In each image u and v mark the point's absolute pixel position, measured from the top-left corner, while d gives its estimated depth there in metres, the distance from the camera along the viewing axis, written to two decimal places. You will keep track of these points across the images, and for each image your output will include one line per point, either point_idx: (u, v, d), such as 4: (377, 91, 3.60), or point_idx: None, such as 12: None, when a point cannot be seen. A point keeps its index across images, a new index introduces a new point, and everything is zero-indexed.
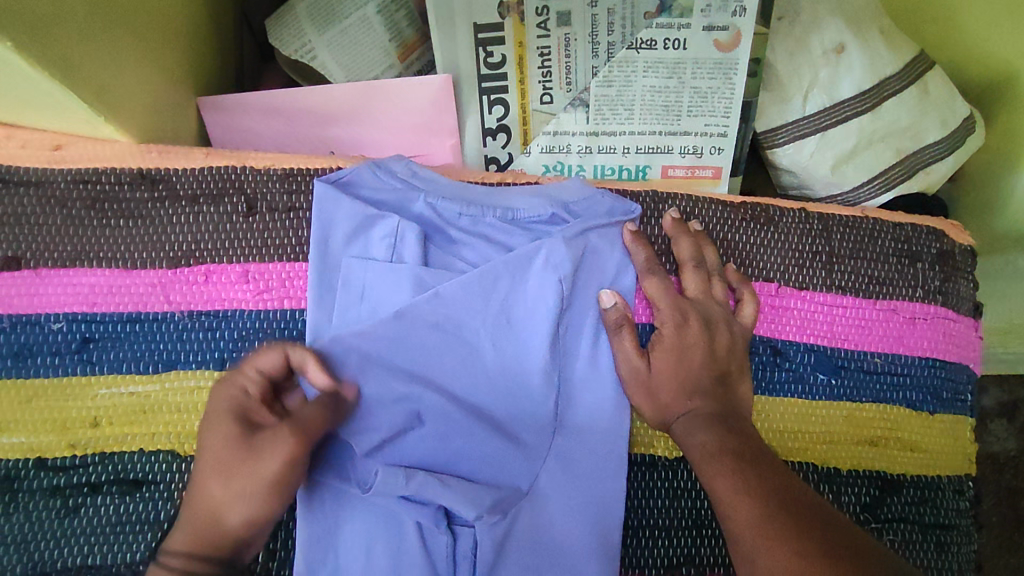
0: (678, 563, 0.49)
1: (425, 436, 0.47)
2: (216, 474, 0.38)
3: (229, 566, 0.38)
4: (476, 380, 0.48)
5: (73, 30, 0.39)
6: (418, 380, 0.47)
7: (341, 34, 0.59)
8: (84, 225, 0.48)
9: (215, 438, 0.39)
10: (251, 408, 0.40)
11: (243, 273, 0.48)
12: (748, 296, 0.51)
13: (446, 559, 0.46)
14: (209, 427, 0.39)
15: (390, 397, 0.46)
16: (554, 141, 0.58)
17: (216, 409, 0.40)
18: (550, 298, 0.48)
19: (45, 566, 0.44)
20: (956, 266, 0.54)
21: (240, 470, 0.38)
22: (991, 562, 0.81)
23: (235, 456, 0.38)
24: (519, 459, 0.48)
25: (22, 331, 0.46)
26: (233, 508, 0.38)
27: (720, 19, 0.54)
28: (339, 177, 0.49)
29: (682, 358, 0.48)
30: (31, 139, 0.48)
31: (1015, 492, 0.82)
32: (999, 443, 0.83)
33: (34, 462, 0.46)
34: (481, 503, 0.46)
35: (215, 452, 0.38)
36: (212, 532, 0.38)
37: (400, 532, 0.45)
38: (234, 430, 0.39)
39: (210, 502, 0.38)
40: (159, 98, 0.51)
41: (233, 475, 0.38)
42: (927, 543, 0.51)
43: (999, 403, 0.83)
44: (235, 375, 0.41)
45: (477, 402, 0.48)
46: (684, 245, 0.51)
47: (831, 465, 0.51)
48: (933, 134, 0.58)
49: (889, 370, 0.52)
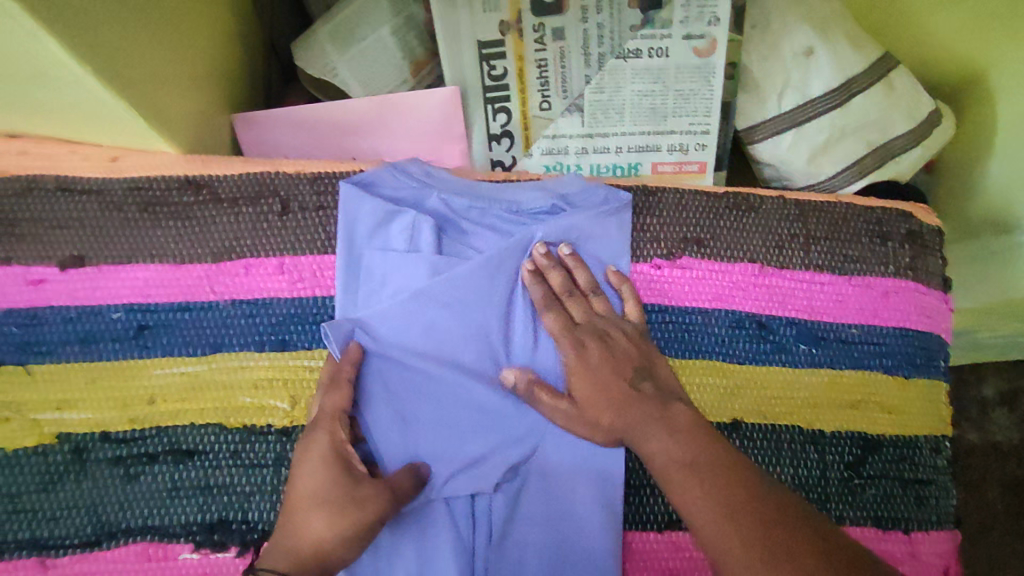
0: (677, 518, 0.54)
1: (442, 411, 0.53)
2: (314, 510, 0.43)
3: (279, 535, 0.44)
4: (484, 359, 0.53)
5: (134, 56, 0.46)
6: (434, 358, 0.53)
7: (359, 54, 0.66)
8: (140, 227, 0.54)
9: (315, 478, 0.45)
10: (348, 458, 0.46)
11: (279, 266, 0.54)
12: (629, 296, 0.54)
13: (466, 518, 0.52)
14: (308, 467, 0.45)
15: (409, 373, 0.53)
16: (553, 143, 0.64)
17: (315, 454, 0.46)
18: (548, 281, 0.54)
19: (112, 526, 0.50)
20: (925, 244, 0.59)
21: (338, 508, 0.43)
22: (999, 547, 0.85)
23: (338, 499, 0.44)
24: (525, 425, 0.53)
25: (87, 320, 0.52)
26: (330, 543, 0.43)
27: (697, 28, 0.60)
28: (362, 178, 0.55)
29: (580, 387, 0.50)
30: (92, 153, 0.55)
31: (1017, 478, 0.86)
32: (1001, 430, 0.87)
33: (99, 435, 0.51)
34: (495, 476, 0.52)
35: (317, 490, 0.44)
36: (309, 560, 0.42)
37: (429, 510, 0.51)
38: (337, 470, 0.45)
39: (310, 537, 0.43)
40: (200, 114, 0.57)
41: (336, 513, 0.43)
42: (908, 497, 0.56)
43: (999, 391, 0.88)
44: (329, 426, 0.47)
45: (487, 376, 0.53)
46: (580, 275, 0.54)
47: (816, 427, 0.56)
48: (900, 126, 0.63)
49: (866, 340, 0.57)
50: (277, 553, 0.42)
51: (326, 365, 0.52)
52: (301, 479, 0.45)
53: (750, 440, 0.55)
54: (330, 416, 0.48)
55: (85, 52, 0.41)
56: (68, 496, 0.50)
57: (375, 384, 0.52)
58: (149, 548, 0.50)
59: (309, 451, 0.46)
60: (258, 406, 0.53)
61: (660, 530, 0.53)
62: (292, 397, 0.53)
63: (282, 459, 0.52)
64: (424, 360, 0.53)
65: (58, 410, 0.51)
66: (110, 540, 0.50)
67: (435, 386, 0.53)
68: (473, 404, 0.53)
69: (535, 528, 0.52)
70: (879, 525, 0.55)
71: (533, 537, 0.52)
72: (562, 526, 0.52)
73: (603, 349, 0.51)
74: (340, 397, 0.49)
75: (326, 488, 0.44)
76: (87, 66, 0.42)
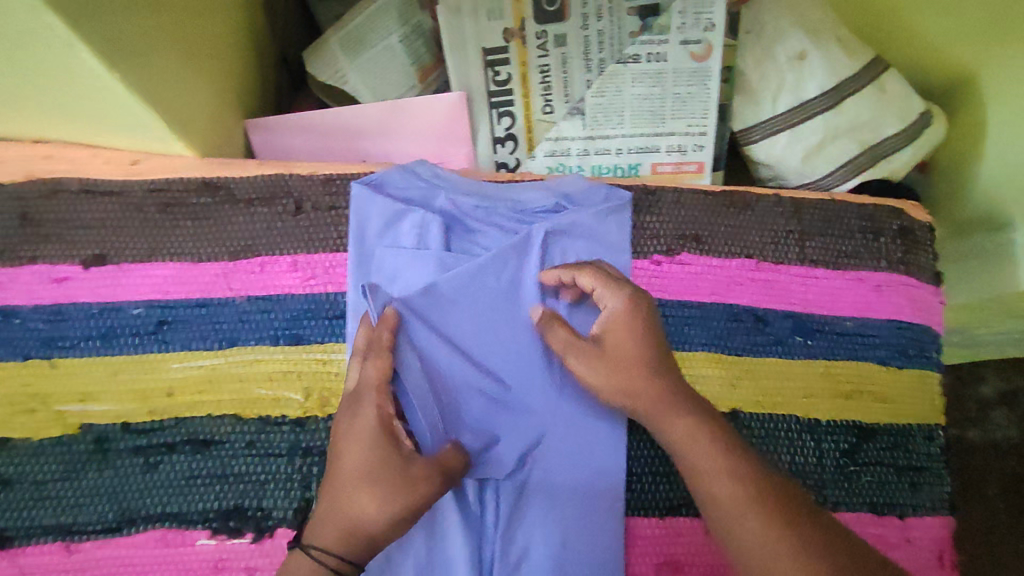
0: (678, 504, 0.55)
1: (467, 395, 0.55)
2: (363, 487, 0.44)
3: (330, 509, 0.45)
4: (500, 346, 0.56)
5: (157, 63, 0.49)
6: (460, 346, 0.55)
7: (369, 61, 0.68)
8: (159, 226, 0.57)
9: (363, 454, 0.45)
10: (395, 432, 0.47)
11: (292, 263, 0.57)
12: None
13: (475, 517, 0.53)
14: (353, 442, 0.46)
15: (439, 355, 0.54)
16: (556, 145, 0.66)
17: (362, 426, 0.46)
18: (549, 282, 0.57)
19: (133, 513, 0.52)
20: (916, 240, 0.61)
21: (387, 487, 0.44)
22: (1001, 546, 0.86)
23: (389, 480, 0.45)
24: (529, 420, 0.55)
25: (109, 316, 0.55)
26: (378, 522, 0.44)
27: (694, 34, 0.63)
28: (372, 178, 0.58)
29: (602, 353, 0.50)
30: (114, 157, 0.57)
31: (1018, 478, 0.87)
32: (1001, 430, 0.88)
33: (121, 426, 0.53)
34: (507, 464, 0.54)
35: (366, 464, 0.45)
36: (357, 536, 0.44)
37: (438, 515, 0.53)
38: (386, 446, 0.46)
39: (359, 514, 0.44)
40: (216, 119, 0.60)
41: (385, 493, 0.44)
42: (901, 483, 0.57)
43: (999, 391, 0.89)
44: (374, 399, 0.47)
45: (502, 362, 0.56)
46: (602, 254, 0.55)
47: (812, 416, 0.57)
48: (892, 127, 0.65)
49: (860, 332, 0.59)
50: (329, 529, 0.44)
51: (359, 332, 0.52)
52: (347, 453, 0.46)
53: (748, 429, 0.57)
54: (372, 382, 0.48)
55: (110, 56, 0.43)
56: (91, 484, 0.52)
57: (410, 359, 0.52)
58: (168, 534, 0.52)
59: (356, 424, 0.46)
60: (272, 398, 0.55)
61: (661, 515, 0.55)
62: (305, 389, 0.55)
63: (296, 448, 0.54)
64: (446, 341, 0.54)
65: (80, 401, 0.54)
66: (131, 526, 0.52)
67: (460, 372, 0.55)
68: (488, 390, 0.55)
69: (541, 513, 0.54)
70: (875, 511, 0.57)
71: (540, 523, 0.54)
72: (567, 515, 0.54)
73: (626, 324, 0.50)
74: (379, 365, 0.49)
75: (371, 467, 0.45)
76: (111, 69, 0.44)
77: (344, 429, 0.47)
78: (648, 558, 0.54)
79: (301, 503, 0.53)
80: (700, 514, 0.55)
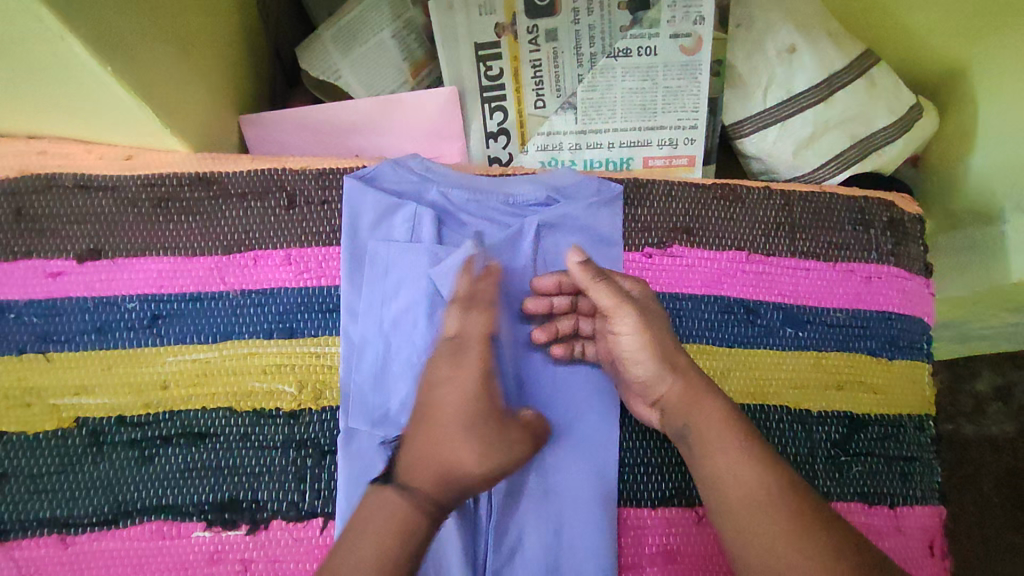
0: (670, 495, 0.56)
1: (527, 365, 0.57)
2: (459, 440, 0.49)
3: (423, 460, 0.49)
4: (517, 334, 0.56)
5: (150, 58, 0.49)
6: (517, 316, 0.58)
7: (361, 56, 0.69)
8: (153, 221, 0.57)
9: (460, 407, 0.50)
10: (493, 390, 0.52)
11: (285, 257, 0.57)
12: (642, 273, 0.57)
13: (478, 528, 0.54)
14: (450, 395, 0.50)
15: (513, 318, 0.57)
16: (548, 140, 0.67)
17: (465, 376, 0.51)
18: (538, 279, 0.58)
19: (128, 505, 0.52)
20: (907, 231, 0.61)
21: (486, 437, 0.50)
22: (996, 540, 0.86)
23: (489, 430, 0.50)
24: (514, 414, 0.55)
25: (104, 310, 0.55)
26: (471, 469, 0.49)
27: (683, 28, 0.63)
28: (366, 172, 0.58)
29: (647, 313, 0.52)
30: (107, 152, 0.57)
31: (1013, 472, 0.88)
32: (996, 425, 0.89)
33: (115, 419, 0.54)
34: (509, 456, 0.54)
35: (463, 414, 0.50)
36: (450, 480, 0.48)
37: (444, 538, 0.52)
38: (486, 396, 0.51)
39: (454, 461, 0.48)
40: (210, 114, 0.60)
41: (482, 445, 0.49)
42: (892, 473, 0.58)
43: (994, 386, 0.89)
44: (479, 351, 0.52)
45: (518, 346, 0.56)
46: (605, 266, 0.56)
47: (803, 407, 0.58)
48: (883, 119, 0.65)
49: (851, 323, 0.59)
50: (426, 477, 0.48)
51: (457, 279, 0.54)
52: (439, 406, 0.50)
53: None
54: (475, 337, 0.53)
55: (103, 52, 0.44)
56: (86, 477, 0.53)
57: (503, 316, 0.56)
58: (163, 526, 0.52)
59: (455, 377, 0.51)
60: (266, 391, 0.55)
61: (654, 506, 0.55)
62: (299, 382, 0.55)
63: (290, 440, 0.54)
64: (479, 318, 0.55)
65: (75, 395, 0.54)
66: (127, 519, 0.52)
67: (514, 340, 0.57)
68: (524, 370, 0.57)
69: (534, 503, 0.54)
70: (866, 501, 0.57)
71: (533, 518, 0.54)
72: (561, 507, 0.54)
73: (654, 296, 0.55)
74: (480, 320, 0.53)
75: (467, 416, 0.50)
76: (104, 65, 0.44)
77: (439, 382, 0.51)
78: (641, 549, 0.55)
79: (296, 496, 0.53)
80: (692, 504, 0.56)
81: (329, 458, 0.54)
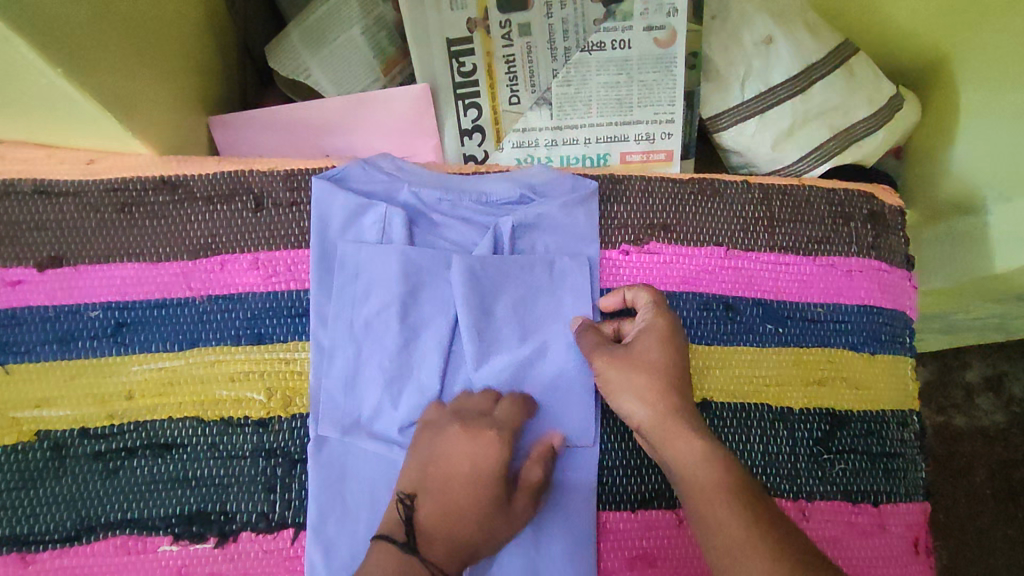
0: (650, 497, 0.54)
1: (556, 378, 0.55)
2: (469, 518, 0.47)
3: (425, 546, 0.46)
4: (511, 340, 0.55)
5: (107, 61, 0.47)
6: (530, 320, 0.56)
7: (330, 53, 0.67)
8: (116, 226, 0.55)
9: (473, 490, 0.47)
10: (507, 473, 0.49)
11: (253, 261, 0.55)
12: (642, 301, 0.53)
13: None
14: (465, 477, 0.47)
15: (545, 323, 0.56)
16: (523, 136, 0.66)
17: (473, 457, 0.48)
18: (530, 282, 0.56)
19: (92, 520, 0.51)
20: (887, 223, 0.60)
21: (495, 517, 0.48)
22: (991, 533, 0.86)
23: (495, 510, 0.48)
24: None
25: (65, 319, 0.53)
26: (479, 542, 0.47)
27: (657, 20, 0.62)
28: (334, 173, 0.57)
29: (625, 356, 0.50)
30: (70, 156, 0.56)
31: (1005, 462, 0.87)
32: (987, 415, 0.88)
33: (78, 432, 0.52)
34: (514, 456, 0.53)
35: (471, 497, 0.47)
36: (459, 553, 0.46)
37: None
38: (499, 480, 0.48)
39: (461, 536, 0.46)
40: (176, 116, 0.59)
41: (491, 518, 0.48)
42: (875, 469, 0.57)
43: (984, 376, 0.89)
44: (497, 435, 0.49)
45: (523, 353, 0.55)
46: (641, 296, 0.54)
47: (784, 405, 0.57)
48: (864, 110, 0.64)
49: (831, 318, 0.59)
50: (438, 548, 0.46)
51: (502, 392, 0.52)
52: (452, 489, 0.47)
53: (721, 419, 0.56)
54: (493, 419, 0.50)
55: (52, 51, 0.42)
56: (48, 493, 0.51)
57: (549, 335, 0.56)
58: (128, 541, 0.51)
59: (478, 453, 0.48)
60: (234, 399, 0.53)
61: (634, 509, 0.54)
62: (267, 389, 0.54)
63: (260, 449, 0.53)
64: (471, 321, 0.54)
65: (36, 407, 0.52)
66: (91, 534, 0.51)
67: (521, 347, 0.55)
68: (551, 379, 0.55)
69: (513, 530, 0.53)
70: (849, 499, 0.56)
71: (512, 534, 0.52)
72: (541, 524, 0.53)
73: (663, 340, 0.50)
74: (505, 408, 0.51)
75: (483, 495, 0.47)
76: (54, 65, 0.42)
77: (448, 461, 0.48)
78: (620, 553, 0.54)
79: (266, 506, 0.52)
80: (673, 506, 0.54)
81: (300, 467, 0.53)
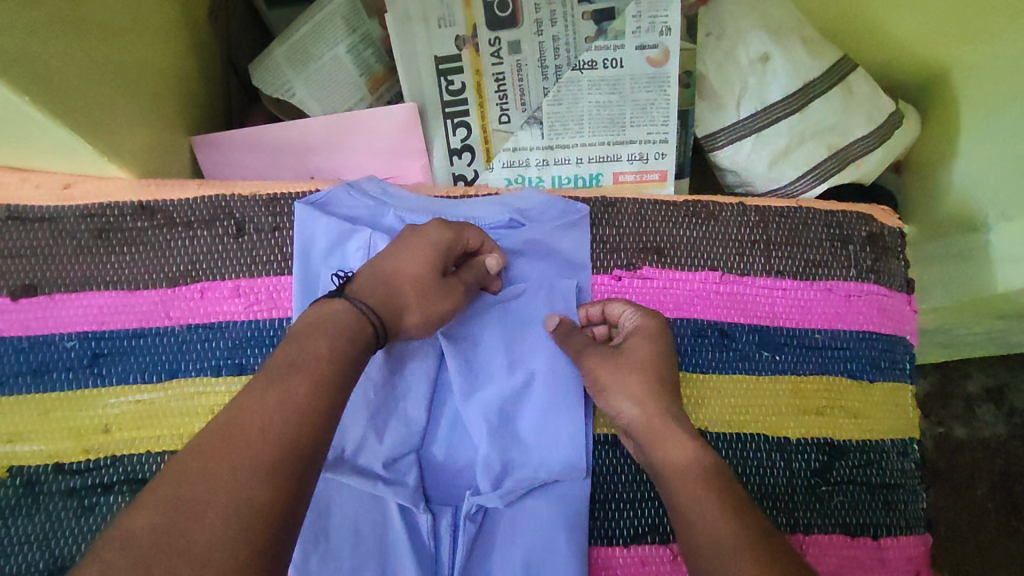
0: (643, 532, 0.53)
1: (545, 412, 0.53)
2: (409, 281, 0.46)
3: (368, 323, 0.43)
4: (500, 375, 0.54)
5: (81, 85, 0.46)
6: (519, 353, 0.54)
7: (316, 72, 0.66)
8: (93, 253, 0.54)
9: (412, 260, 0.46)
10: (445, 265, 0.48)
11: (235, 288, 0.54)
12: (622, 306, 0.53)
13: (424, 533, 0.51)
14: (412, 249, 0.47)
15: (533, 354, 0.54)
16: (514, 156, 0.63)
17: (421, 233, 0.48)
18: (518, 315, 0.54)
19: (66, 559, 0.49)
20: (886, 246, 0.59)
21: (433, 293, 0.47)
22: (992, 548, 0.84)
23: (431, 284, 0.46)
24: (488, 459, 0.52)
25: (40, 350, 0.52)
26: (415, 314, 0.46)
27: (650, 38, 0.61)
28: (317, 198, 0.55)
29: (621, 358, 0.49)
30: (44, 180, 0.54)
31: (1007, 475, 0.86)
32: (989, 427, 0.87)
33: (53, 467, 0.51)
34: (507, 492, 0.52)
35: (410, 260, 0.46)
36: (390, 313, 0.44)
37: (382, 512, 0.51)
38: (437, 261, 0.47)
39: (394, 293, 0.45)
40: (157, 137, 0.57)
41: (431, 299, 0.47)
42: (875, 502, 0.55)
43: (985, 387, 0.87)
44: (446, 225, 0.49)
45: (510, 388, 0.53)
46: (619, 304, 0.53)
47: (781, 436, 0.55)
48: (862, 128, 0.63)
49: (831, 345, 0.57)
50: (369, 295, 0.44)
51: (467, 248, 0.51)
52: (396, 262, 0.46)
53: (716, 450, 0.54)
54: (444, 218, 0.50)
55: (11, 70, 0.39)
56: (20, 531, 0.49)
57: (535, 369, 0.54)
58: None
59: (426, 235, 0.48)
60: None
61: (626, 544, 0.53)
62: None
63: None
64: (458, 357, 0.53)
65: (9, 442, 0.51)
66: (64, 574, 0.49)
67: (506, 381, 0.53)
68: (540, 413, 0.53)
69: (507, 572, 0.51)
70: (848, 533, 0.55)
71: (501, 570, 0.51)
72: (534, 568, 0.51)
73: (652, 342, 0.50)
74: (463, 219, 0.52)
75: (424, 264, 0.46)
76: (13, 86, 0.40)
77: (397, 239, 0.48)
78: None
79: None
80: (666, 541, 0.53)
81: None
